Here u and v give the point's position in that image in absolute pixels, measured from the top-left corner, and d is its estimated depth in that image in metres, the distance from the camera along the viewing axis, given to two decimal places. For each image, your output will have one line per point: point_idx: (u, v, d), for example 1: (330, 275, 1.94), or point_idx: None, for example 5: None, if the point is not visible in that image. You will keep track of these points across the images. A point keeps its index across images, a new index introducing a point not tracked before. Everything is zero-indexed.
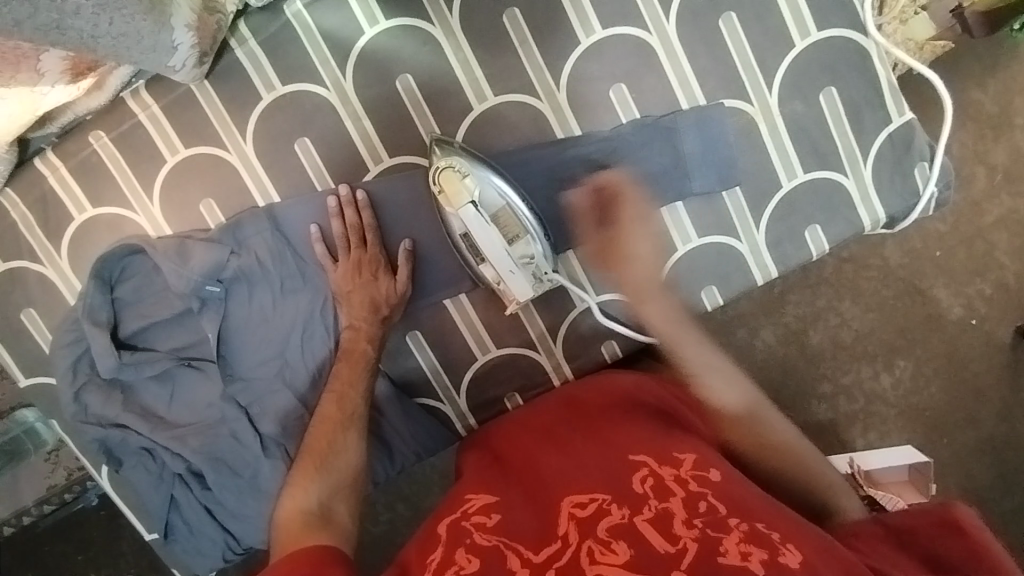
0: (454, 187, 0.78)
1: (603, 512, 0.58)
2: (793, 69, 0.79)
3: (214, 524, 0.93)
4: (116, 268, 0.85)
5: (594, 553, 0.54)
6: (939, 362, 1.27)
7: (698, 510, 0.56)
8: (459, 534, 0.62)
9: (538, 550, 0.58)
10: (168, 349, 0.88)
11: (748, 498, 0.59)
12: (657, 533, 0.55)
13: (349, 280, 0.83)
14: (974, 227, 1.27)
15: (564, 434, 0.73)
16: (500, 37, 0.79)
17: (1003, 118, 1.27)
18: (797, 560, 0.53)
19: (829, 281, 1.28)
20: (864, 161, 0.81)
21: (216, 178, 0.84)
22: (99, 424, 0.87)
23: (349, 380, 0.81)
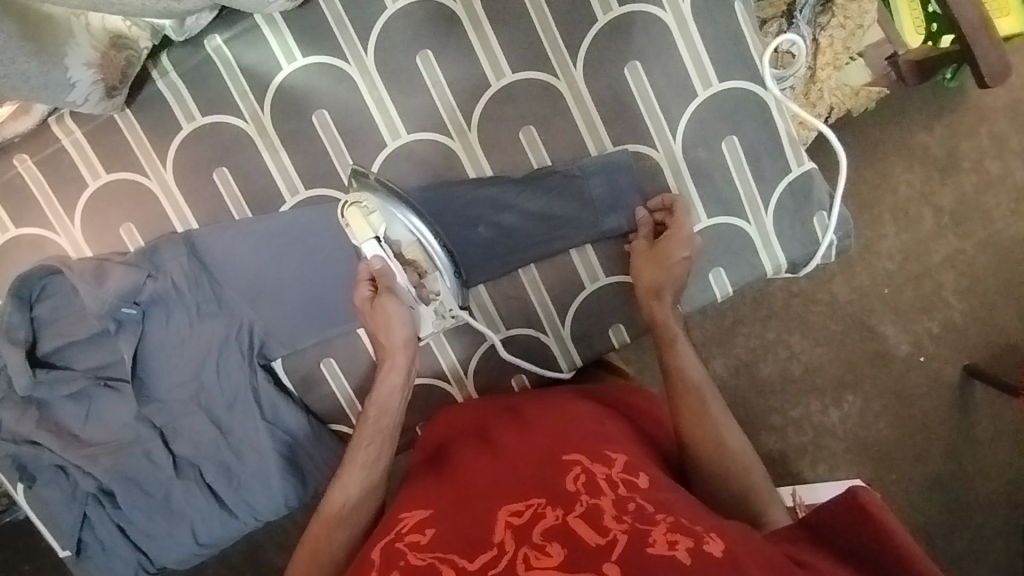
0: (359, 223, 0.80)
1: (537, 515, 0.57)
2: (696, 118, 0.82)
3: (127, 542, 0.94)
4: (36, 287, 0.87)
5: (530, 559, 0.53)
6: (885, 399, 1.29)
7: (627, 508, 0.56)
8: (393, 556, 0.59)
9: (474, 557, 0.55)
10: (85, 368, 0.90)
11: (673, 501, 0.59)
12: (588, 526, 0.54)
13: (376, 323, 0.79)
14: (920, 267, 1.28)
15: (497, 447, 0.71)
16: (414, 77, 0.82)
17: (948, 160, 1.28)
18: (720, 548, 0.53)
19: (777, 315, 1.29)
20: (765, 210, 0.84)
21: (137, 203, 0.86)
22: (12, 440, 0.88)
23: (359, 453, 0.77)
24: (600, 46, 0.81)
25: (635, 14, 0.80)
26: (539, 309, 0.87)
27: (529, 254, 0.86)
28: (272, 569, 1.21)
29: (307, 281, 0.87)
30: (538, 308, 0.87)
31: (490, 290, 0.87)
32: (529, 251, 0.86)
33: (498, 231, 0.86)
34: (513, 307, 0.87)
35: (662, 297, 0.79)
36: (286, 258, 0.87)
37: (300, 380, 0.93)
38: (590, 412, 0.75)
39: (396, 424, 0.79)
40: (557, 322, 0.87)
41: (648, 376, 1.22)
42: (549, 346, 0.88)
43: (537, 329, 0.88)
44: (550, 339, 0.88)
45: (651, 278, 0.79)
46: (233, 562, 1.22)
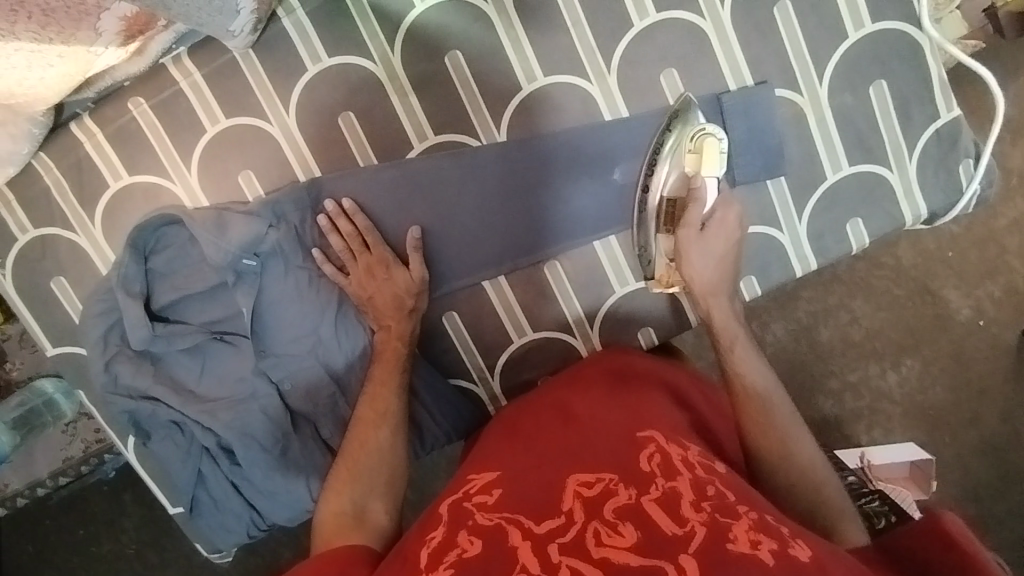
0: (711, 156, 0.77)
1: (609, 492, 0.53)
2: (844, 61, 0.79)
3: (240, 499, 0.92)
4: (152, 238, 0.85)
5: (600, 535, 0.49)
6: (942, 363, 1.25)
7: (706, 495, 0.53)
8: (461, 516, 0.56)
9: (541, 521, 0.52)
10: (201, 323, 0.87)
11: (754, 495, 0.56)
12: (665, 514, 0.50)
13: (365, 284, 0.82)
14: (985, 229, 1.25)
15: (574, 411, 0.69)
16: (553, 17, 0.79)
17: (1021, 121, 1.24)
18: (807, 554, 0.50)
19: (843, 278, 1.27)
20: (910, 157, 0.82)
21: (258, 150, 0.83)
22: (128, 395, 0.87)
23: (385, 380, 0.81)
24: None
25: None
26: None
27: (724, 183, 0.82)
28: None
29: (397, 245, 0.85)
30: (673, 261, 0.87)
31: (622, 240, 0.86)
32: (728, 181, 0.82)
33: None
34: (644, 259, 0.87)
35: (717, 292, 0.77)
36: (409, 207, 0.83)
37: None
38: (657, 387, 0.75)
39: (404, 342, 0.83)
40: None
41: (713, 339, 1.17)
42: (678, 298, 0.88)
43: None
44: (678, 290, 0.88)
45: (693, 272, 0.77)
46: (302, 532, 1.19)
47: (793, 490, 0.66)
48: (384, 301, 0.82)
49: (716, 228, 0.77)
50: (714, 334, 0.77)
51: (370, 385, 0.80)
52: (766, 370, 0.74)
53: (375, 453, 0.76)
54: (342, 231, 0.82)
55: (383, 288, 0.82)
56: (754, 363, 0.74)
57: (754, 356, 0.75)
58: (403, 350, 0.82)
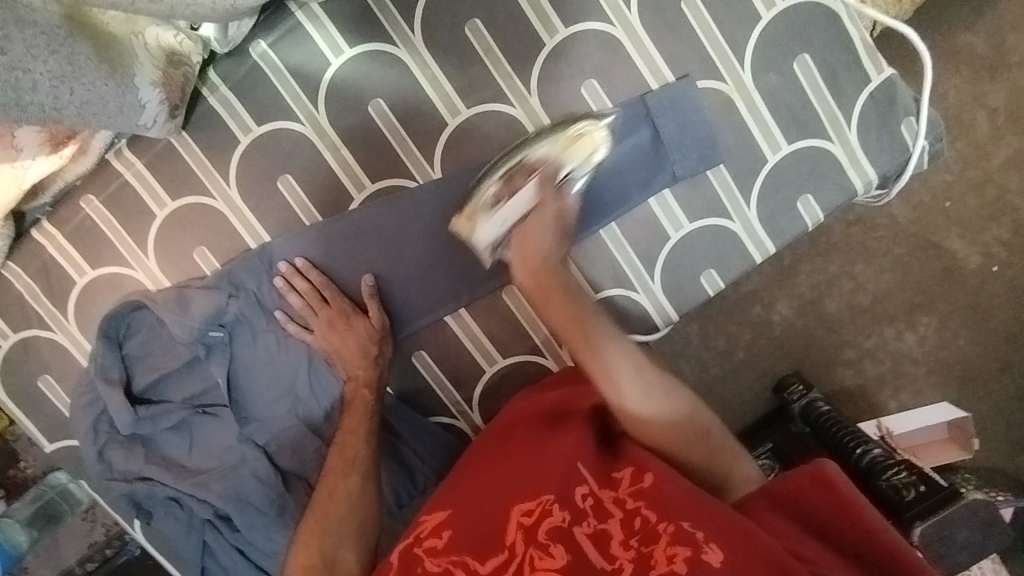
0: (583, 145, 0.74)
1: (544, 514, 0.60)
2: (762, 43, 0.78)
3: (248, 565, 0.92)
4: (122, 325, 0.88)
5: (534, 560, 0.57)
6: (963, 314, 1.21)
7: (633, 529, 0.58)
8: (412, 563, 0.63)
9: (485, 559, 0.59)
10: (182, 399, 0.90)
11: (675, 496, 0.59)
12: (595, 547, 0.57)
13: (329, 337, 0.85)
14: (982, 171, 1.19)
15: (520, 445, 0.71)
16: (466, 50, 0.80)
17: (996, 58, 1.17)
18: (720, 558, 0.53)
19: (840, 246, 1.21)
20: (849, 126, 0.80)
21: (208, 226, 0.85)
22: (125, 479, 0.89)
23: (355, 428, 0.82)
24: None
25: None
26: (626, 267, 0.84)
27: (664, 181, 0.82)
28: None
29: (354, 295, 0.86)
30: (626, 267, 0.84)
31: (574, 256, 0.84)
32: (667, 177, 0.82)
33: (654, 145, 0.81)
34: (599, 270, 0.84)
35: (552, 292, 0.65)
36: (360, 257, 0.85)
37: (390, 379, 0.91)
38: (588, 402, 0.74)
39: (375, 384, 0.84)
40: (647, 278, 0.84)
41: None
42: (642, 304, 0.85)
43: (627, 288, 0.85)
44: (641, 296, 0.85)
45: (535, 250, 0.66)
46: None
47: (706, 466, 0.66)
48: (354, 353, 0.84)
49: (539, 215, 0.67)
50: (567, 335, 0.65)
51: (341, 433, 0.82)
52: (648, 387, 0.65)
53: (346, 499, 0.78)
54: (299, 290, 0.84)
55: (346, 340, 0.84)
56: (648, 396, 0.64)
57: (651, 383, 0.65)
58: (371, 397, 0.84)
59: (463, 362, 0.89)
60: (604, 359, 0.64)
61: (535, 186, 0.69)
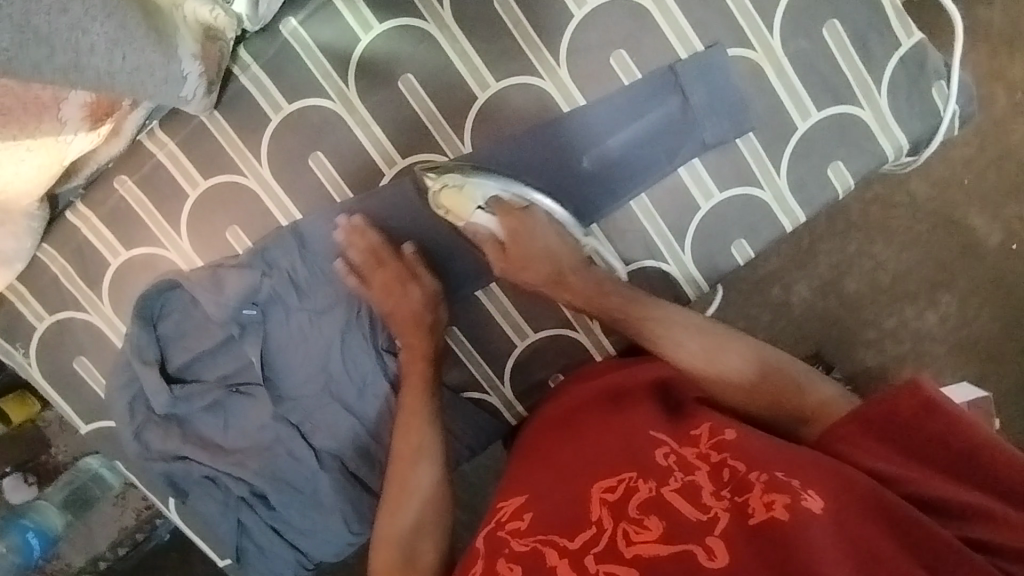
0: (458, 204, 0.81)
1: (630, 490, 0.60)
2: (791, 9, 0.79)
3: (283, 542, 0.95)
4: (157, 305, 0.88)
5: (629, 534, 0.56)
6: (983, 291, 1.20)
7: (722, 480, 0.59)
8: (497, 544, 0.63)
9: (573, 536, 0.59)
10: (216, 378, 0.91)
11: (764, 453, 0.60)
12: (685, 503, 0.58)
13: (388, 293, 0.84)
14: (1004, 146, 1.18)
15: (588, 425, 0.73)
16: (495, 23, 0.80)
17: (1014, 30, 1.17)
18: (820, 504, 0.54)
19: (859, 225, 1.21)
20: (879, 92, 0.80)
21: (240, 205, 0.86)
22: (162, 458, 0.90)
23: (412, 409, 0.82)
24: None
25: None
26: (655, 236, 0.84)
27: (694, 151, 0.82)
28: None
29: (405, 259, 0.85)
30: (657, 236, 0.84)
31: (605, 228, 0.85)
32: (697, 146, 0.82)
33: (683, 113, 0.81)
34: (630, 241, 0.85)
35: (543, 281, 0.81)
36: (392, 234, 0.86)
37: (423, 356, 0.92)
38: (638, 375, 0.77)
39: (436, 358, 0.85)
40: (677, 248, 0.85)
41: None
42: (672, 274, 0.85)
43: (659, 258, 0.85)
44: (671, 266, 0.85)
45: (518, 263, 0.81)
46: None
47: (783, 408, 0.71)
48: (413, 324, 0.83)
49: (515, 239, 0.81)
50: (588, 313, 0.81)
51: (399, 424, 0.82)
52: (715, 351, 0.75)
53: (422, 472, 0.80)
54: (358, 246, 0.83)
55: (407, 303, 0.83)
56: (678, 336, 0.77)
57: (690, 334, 0.76)
58: (428, 368, 0.84)
59: (495, 338, 0.90)
60: (665, 333, 0.77)
61: (495, 218, 0.81)
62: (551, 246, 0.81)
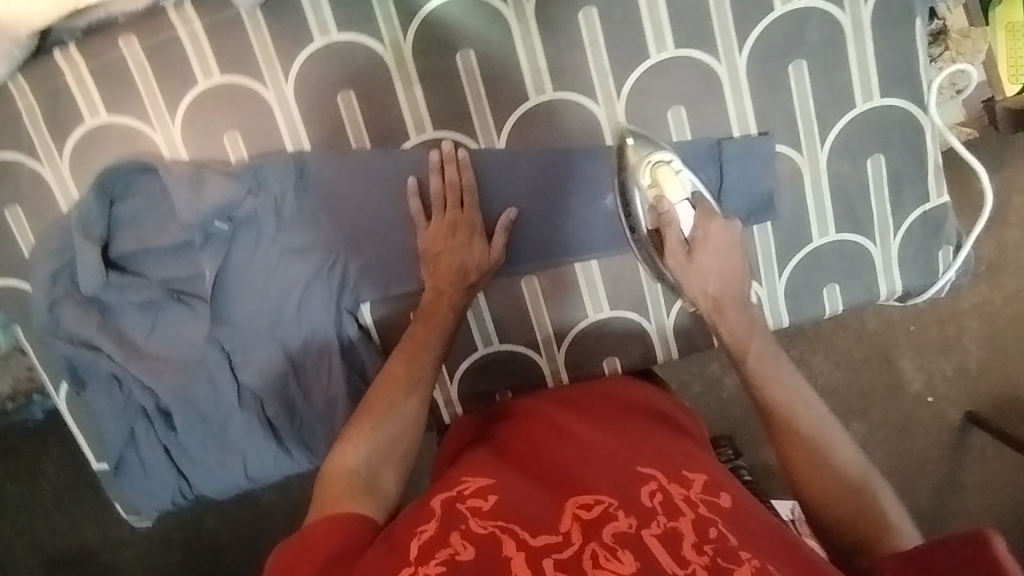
0: (668, 180, 0.76)
1: (609, 517, 0.55)
2: (847, 130, 0.80)
3: (169, 464, 0.90)
4: (121, 181, 0.81)
5: (599, 558, 0.51)
6: (887, 430, 1.26)
7: (708, 535, 0.54)
8: (453, 515, 0.57)
9: (537, 534, 0.55)
10: (159, 279, 0.84)
11: (760, 538, 0.56)
12: (665, 550, 0.52)
13: (439, 240, 0.79)
14: (950, 309, 1.25)
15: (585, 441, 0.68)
16: (572, 33, 0.77)
17: (998, 210, 1.23)
18: None
19: (808, 335, 1.26)
20: (895, 235, 0.83)
21: (249, 113, 0.79)
22: (69, 341, 0.83)
23: (420, 338, 0.76)
24: (770, 36, 0.77)
25: (813, 9, 0.76)
26: (647, 293, 0.86)
27: None
28: (263, 507, 1.16)
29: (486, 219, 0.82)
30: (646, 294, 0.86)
31: (601, 266, 0.85)
32: None
33: (717, 186, 0.81)
34: (620, 288, 0.86)
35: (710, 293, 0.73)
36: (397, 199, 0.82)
37: (382, 329, 0.88)
38: (657, 418, 0.76)
39: (453, 320, 0.78)
40: (662, 311, 0.87)
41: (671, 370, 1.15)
42: (648, 333, 0.88)
43: (641, 315, 0.87)
44: (650, 325, 0.87)
45: (696, 270, 0.73)
46: (224, 509, 1.16)
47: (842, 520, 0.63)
48: (446, 272, 0.78)
49: (706, 241, 0.73)
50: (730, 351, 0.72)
51: (387, 364, 0.75)
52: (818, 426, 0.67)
53: (397, 418, 0.71)
54: (445, 176, 0.78)
55: (453, 254, 0.78)
56: (795, 407, 0.68)
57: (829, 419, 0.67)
58: (452, 314, 0.78)
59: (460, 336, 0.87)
60: (785, 385, 0.69)
61: (694, 216, 0.75)
62: (727, 265, 0.74)
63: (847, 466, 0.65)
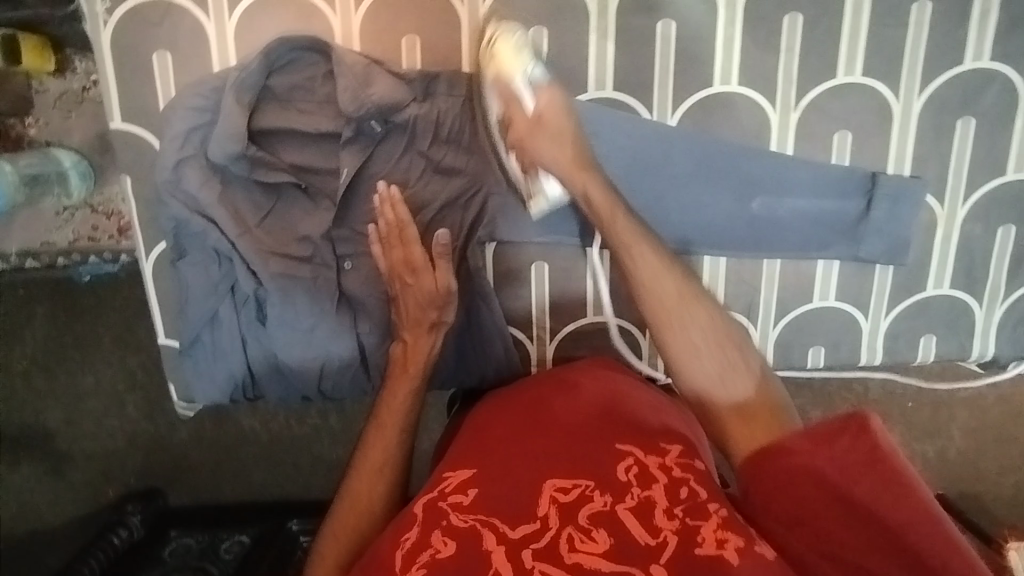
0: (534, 189, 0.78)
1: (586, 498, 0.60)
2: (991, 194, 0.83)
3: (245, 357, 0.86)
4: (285, 57, 0.78)
5: (575, 540, 0.56)
6: None
7: (679, 498, 0.59)
8: (434, 515, 0.60)
9: (517, 525, 0.58)
10: (290, 163, 0.81)
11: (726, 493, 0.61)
12: (637, 522, 0.57)
13: (398, 265, 0.78)
14: None
15: (557, 418, 0.68)
16: (773, 32, 0.78)
17: None
18: (770, 552, 0.55)
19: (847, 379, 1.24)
20: (1001, 302, 0.87)
21: (436, 23, 0.78)
22: (184, 203, 0.79)
23: (393, 399, 0.76)
24: (952, 87, 0.80)
25: (997, 72, 0.79)
26: (762, 303, 0.87)
27: (843, 252, 0.85)
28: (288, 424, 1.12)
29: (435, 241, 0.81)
30: (762, 304, 0.87)
31: (728, 266, 0.86)
32: (848, 250, 0.85)
33: (861, 214, 0.83)
34: (739, 291, 0.87)
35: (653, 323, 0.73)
36: None
37: (500, 272, 0.86)
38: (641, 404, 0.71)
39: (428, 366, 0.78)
40: (770, 322, 0.88)
41: None
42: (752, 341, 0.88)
43: (750, 320, 0.88)
44: (756, 333, 0.88)
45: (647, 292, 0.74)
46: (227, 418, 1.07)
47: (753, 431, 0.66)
48: (416, 315, 0.78)
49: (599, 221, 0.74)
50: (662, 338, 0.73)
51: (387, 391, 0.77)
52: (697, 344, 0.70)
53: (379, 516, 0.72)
54: (388, 217, 0.78)
55: (410, 296, 0.78)
56: (693, 356, 0.70)
57: (710, 342, 0.70)
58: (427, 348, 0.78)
59: (570, 300, 0.87)
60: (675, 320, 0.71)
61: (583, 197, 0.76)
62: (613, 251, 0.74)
63: (707, 373, 0.69)
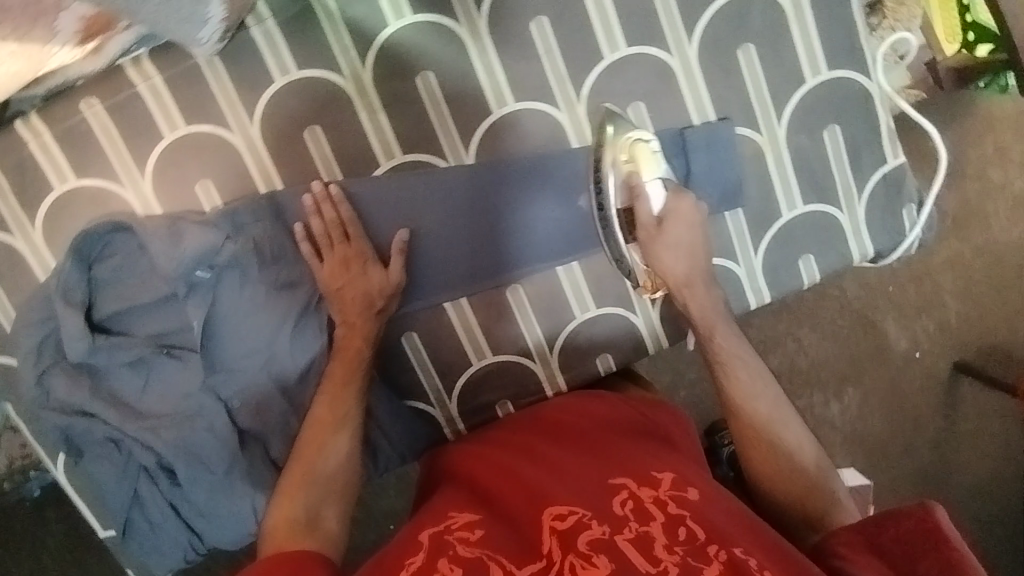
0: (644, 158, 0.78)
1: (583, 525, 0.57)
2: (801, 105, 0.83)
3: (180, 522, 0.87)
4: (98, 244, 0.81)
5: (576, 567, 0.54)
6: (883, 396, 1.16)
7: (678, 536, 0.56)
8: (441, 544, 0.59)
9: (521, 563, 0.56)
10: (145, 335, 0.83)
11: (726, 525, 0.58)
12: (637, 552, 0.55)
13: (337, 276, 0.79)
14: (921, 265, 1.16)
15: (554, 459, 0.68)
16: (524, 44, 0.79)
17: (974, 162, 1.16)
18: None
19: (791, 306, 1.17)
20: (859, 199, 0.86)
21: (219, 160, 0.80)
22: (61, 410, 0.81)
23: (342, 380, 0.78)
24: (715, 25, 0.80)
25: None
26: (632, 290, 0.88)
27: None
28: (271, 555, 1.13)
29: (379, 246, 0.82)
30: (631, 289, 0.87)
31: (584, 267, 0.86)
32: None
33: (683, 171, 0.82)
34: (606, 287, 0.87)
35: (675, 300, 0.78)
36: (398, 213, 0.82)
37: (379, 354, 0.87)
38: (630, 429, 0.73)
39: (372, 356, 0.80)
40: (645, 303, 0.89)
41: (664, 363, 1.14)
42: (637, 326, 0.89)
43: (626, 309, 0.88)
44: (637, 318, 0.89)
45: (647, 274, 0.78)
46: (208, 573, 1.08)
47: (787, 500, 0.69)
48: (354, 316, 0.79)
49: (675, 219, 0.77)
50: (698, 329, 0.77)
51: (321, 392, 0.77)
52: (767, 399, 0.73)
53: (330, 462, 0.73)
54: (324, 216, 0.79)
55: (357, 285, 0.79)
56: (755, 385, 0.73)
57: (774, 399, 0.72)
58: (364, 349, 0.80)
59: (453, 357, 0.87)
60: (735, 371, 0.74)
61: (667, 194, 0.78)
62: (691, 237, 0.78)
63: (756, 411, 0.72)
